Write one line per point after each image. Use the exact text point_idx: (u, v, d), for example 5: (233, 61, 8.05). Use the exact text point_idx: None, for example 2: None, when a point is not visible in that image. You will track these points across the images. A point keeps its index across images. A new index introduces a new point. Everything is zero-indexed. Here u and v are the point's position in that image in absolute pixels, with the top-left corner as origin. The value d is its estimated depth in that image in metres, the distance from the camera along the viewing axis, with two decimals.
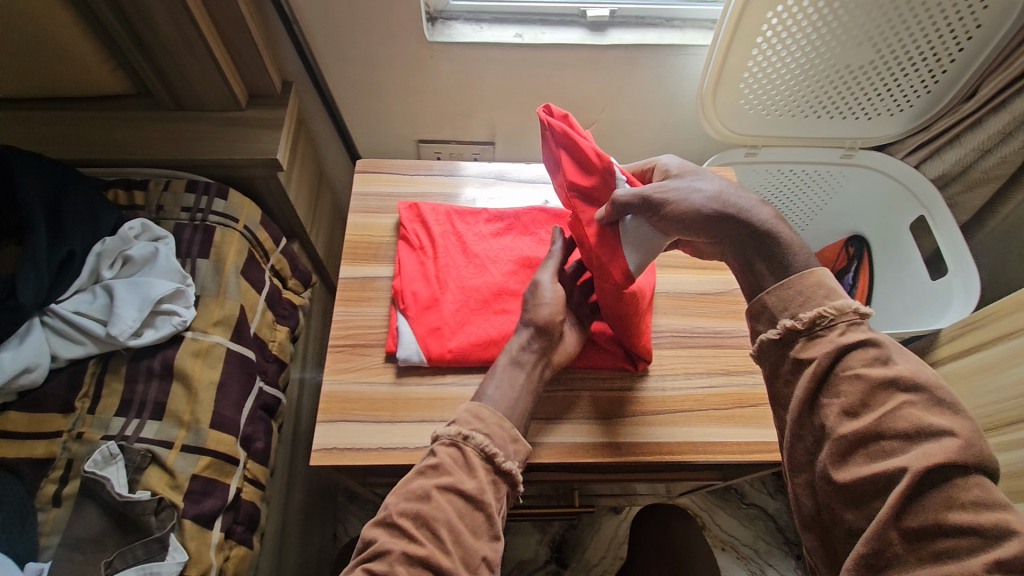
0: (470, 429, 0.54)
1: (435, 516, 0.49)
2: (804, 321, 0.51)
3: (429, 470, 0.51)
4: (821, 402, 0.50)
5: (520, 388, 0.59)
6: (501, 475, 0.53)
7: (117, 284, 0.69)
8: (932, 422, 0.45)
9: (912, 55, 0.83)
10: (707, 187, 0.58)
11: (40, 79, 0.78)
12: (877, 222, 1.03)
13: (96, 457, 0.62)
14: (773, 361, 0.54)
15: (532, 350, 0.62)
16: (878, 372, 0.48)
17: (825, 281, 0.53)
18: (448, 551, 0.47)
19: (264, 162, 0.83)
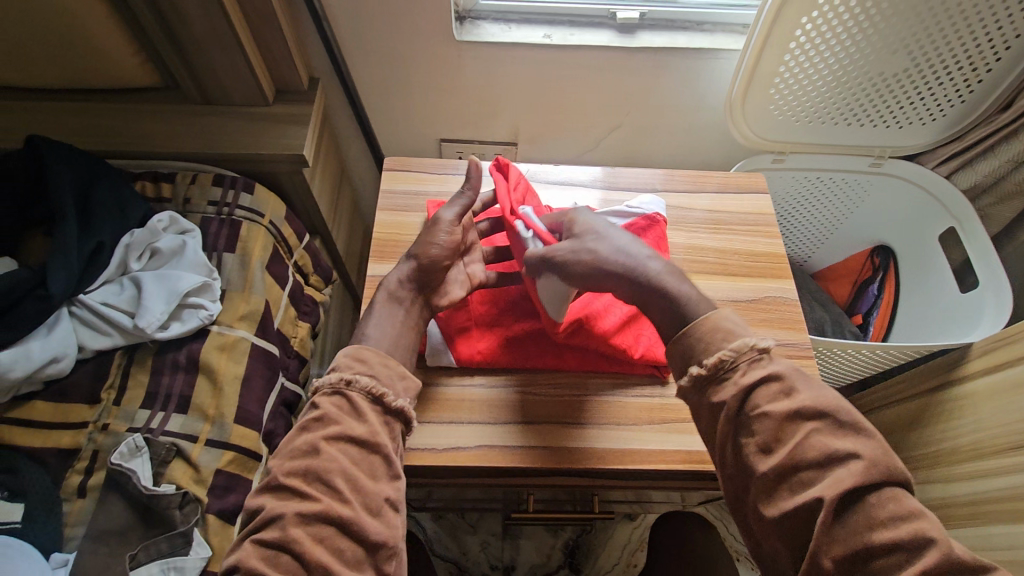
0: (352, 373, 0.53)
1: (328, 467, 0.48)
2: (708, 366, 0.51)
3: (313, 424, 0.50)
4: (734, 442, 0.49)
5: (399, 324, 0.60)
6: (394, 414, 0.53)
7: (145, 276, 0.69)
8: (837, 446, 0.45)
9: (947, 63, 0.82)
10: (601, 242, 0.60)
11: (71, 70, 0.79)
12: (904, 233, 1.02)
13: (122, 449, 0.62)
14: (694, 406, 0.52)
15: (409, 287, 0.63)
16: (783, 407, 0.47)
17: (722, 324, 0.53)
18: (347, 501, 0.47)
19: (290, 158, 0.82)
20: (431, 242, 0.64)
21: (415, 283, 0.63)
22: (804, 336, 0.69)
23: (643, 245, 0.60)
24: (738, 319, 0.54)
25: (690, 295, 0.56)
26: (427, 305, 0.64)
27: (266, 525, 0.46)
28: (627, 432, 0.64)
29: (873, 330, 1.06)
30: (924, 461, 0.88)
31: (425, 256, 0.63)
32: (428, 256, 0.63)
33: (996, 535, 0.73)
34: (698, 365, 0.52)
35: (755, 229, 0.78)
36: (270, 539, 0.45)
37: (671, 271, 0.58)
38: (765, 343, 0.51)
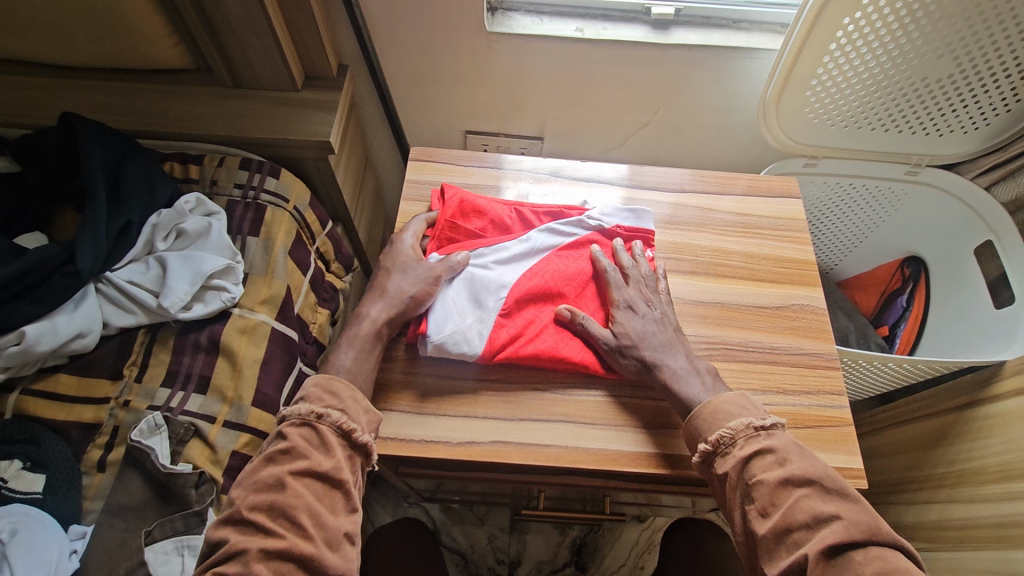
0: (323, 407, 0.53)
1: (292, 503, 0.48)
2: (711, 442, 0.55)
3: (280, 457, 0.50)
4: (740, 505, 0.52)
5: (373, 361, 0.61)
6: (358, 448, 0.53)
7: (170, 256, 0.70)
8: (822, 509, 0.48)
9: (994, 71, 0.79)
10: (647, 345, 0.63)
11: (107, 50, 0.80)
12: (936, 244, 0.99)
13: (141, 427, 0.63)
14: (708, 481, 0.56)
15: (392, 324, 0.63)
16: (775, 475, 0.50)
17: (724, 407, 0.57)
18: (311, 537, 0.47)
19: (316, 144, 0.83)
20: (410, 284, 0.64)
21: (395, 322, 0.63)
22: (832, 346, 0.68)
23: (674, 345, 0.63)
24: (745, 400, 0.57)
25: (700, 391, 0.59)
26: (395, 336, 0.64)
27: (229, 558, 0.46)
28: (646, 435, 0.62)
29: (899, 343, 1.04)
30: (946, 481, 0.86)
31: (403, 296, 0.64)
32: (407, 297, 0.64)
33: (1015, 561, 0.71)
34: (704, 441, 0.56)
35: (785, 235, 0.76)
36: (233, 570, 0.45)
37: (687, 367, 0.61)
38: (765, 421, 0.55)
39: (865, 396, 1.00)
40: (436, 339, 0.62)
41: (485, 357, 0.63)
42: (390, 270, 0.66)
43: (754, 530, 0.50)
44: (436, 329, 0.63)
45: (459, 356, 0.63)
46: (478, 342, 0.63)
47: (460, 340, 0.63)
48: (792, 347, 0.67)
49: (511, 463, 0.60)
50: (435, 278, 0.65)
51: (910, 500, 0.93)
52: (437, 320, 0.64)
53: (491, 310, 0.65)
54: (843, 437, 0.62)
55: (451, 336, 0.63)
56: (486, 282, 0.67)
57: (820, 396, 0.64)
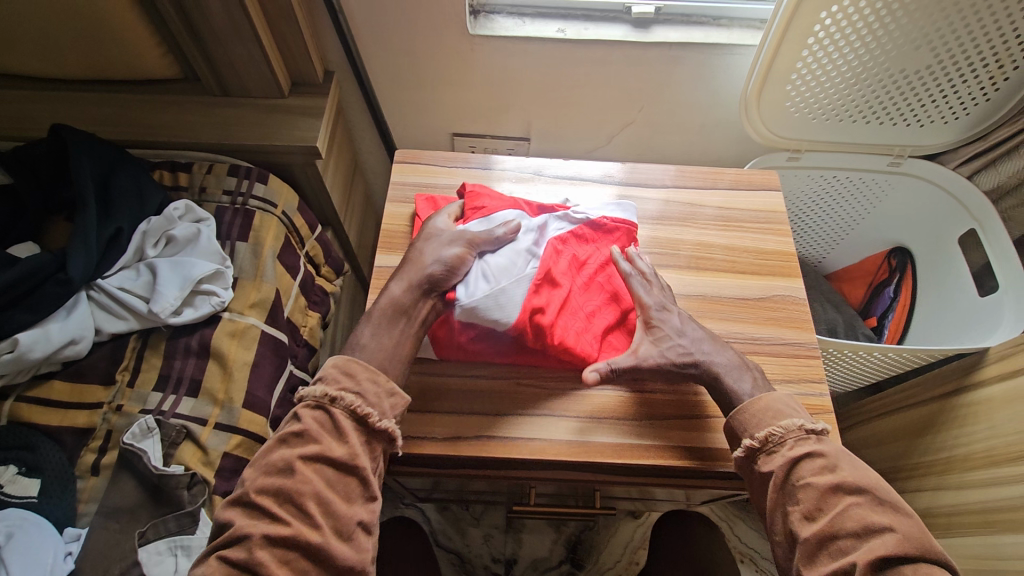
0: (338, 390, 0.54)
1: (301, 489, 0.49)
2: (759, 439, 0.55)
3: (292, 439, 0.51)
4: (782, 506, 0.52)
5: (398, 335, 0.60)
6: (375, 435, 0.54)
7: (160, 262, 0.71)
8: (874, 519, 0.49)
9: (973, 61, 0.80)
10: (685, 345, 0.62)
11: (94, 62, 0.81)
12: (922, 235, 1.00)
13: (134, 430, 0.64)
14: (749, 479, 0.56)
15: (413, 294, 0.62)
16: (826, 480, 0.51)
17: (774, 405, 0.57)
18: (318, 526, 0.48)
19: (304, 149, 0.84)
20: (439, 251, 0.64)
21: (422, 295, 0.62)
22: (812, 335, 0.69)
23: (714, 339, 0.64)
24: (792, 402, 0.58)
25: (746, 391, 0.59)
26: (432, 311, 0.63)
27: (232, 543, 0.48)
28: (628, 427, 0.63)
29: (888, 333, 1.04)
30: (934, 468, 0.87)
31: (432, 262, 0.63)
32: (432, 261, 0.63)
33: (1005, 545, 0.72)
34: (750, 437, 0.56)
35: (766, 227, 0.77)
36: (239, 553, 0.47)
37: (731, 364, 0.62)
38: (816, 425, 0.55)
39: (853, 387, 1.01)
40: (466, 303, 0.62)
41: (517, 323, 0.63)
42: (423, 242, 0.66)
43: (796, 532, 0.51)
44: (464, 292, 0.63)
45: (491, 323, 0.63)
46: (512, 309, 0.62)
47: (491, 304, 0.62)
48: (772, 337, 0.68)
49: (496, 457, 0.61)
50: (466, 246, 0.65)
51: (900, 489, 0.94)
52: (467, 283, 0.63)
53: (523, 275, 0.64)
54: (823, 424, 0.63)
55: (483, 300, 0.62)
56: (517, 250, 0.67)
57: (801, 386, 0.65)
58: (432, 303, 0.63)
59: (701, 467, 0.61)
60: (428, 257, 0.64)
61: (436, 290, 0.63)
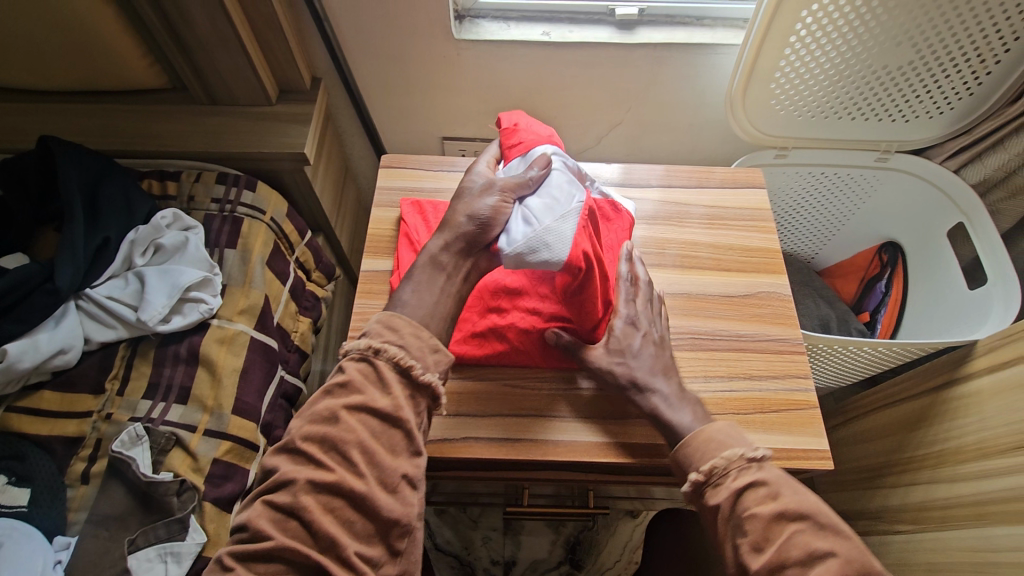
0: (382, 343, 0.50)
1: (345, 438, 0.46)
2: (703, 472, 0.52)
3: (336, 390, 0.48)
4: (732, 538, 0.49)
5: (439, 292, 0.55)
6: (421, 389, 0.50)
7: (148, 271, 0.71)
8: (817, 545, 0.46)
9: (955, 56, 0.80)
10: (633, 364, 0.61)
11: (82, 73, 0.81)
12: (912, 229, 1.00)
13: (123, 438, 0.65)
14: (699, 514, 0.53)
15: (453, 251, 0.58)
16: (769, 508, 0.48)
17: (715, 437, 0.55)
18: (362, 475, 0.45)
19: (292, 156, 0.84)
20: (477, 204, 0.59)
21: (464, 249, 0.58)
22: (797, 331, 0.69)
23: (666, 364, 0.62)
24: (734, 430, 0.56)
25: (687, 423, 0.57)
26: (475, 268, 0.59)
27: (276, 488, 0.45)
28: (614, 428, 0.63)
29: (880, 328, 1.05)
30: (927, 462, 0.86)
31: (471, 214, 0.58)
32: (471, 214, 0.59)
33: (996, 538, 0.72)
34: (696, 471, 0.53)
35: (751, 224, 0.77)
36: (282, 500, 0.44)
37: (675, 397, 0.59)
38: (759, 451, 0.52)
39: (844, 383, 1.01)
40: (512, 248, 0.57)
41: (571, 261, 0.57)
42: (458, 198, 0.62)
43: (746, 564, 0.48)
44: (510, 237, 0.57)
45: (544, 266, 0.57)
46: (563, 244, 0.57)
47: (539, 244, 0.57)
48: (758, 333, 0.69)
49: (484, 458, 0.62)
50: (505, 193, 0.60)
51: (893, 483, 0.93)
52: (510, 229, 0.58)
53: (567, 210, 0.59)
54: (809, 420, 0.63)
55: (530, 241, 0.57)
56: (557, 188, 0.61)
57: (786, 381, 0.65)
58: (475, 259, 0.58)
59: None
60: (466, 210, 0.59)
61: (478, 243, 0.58)
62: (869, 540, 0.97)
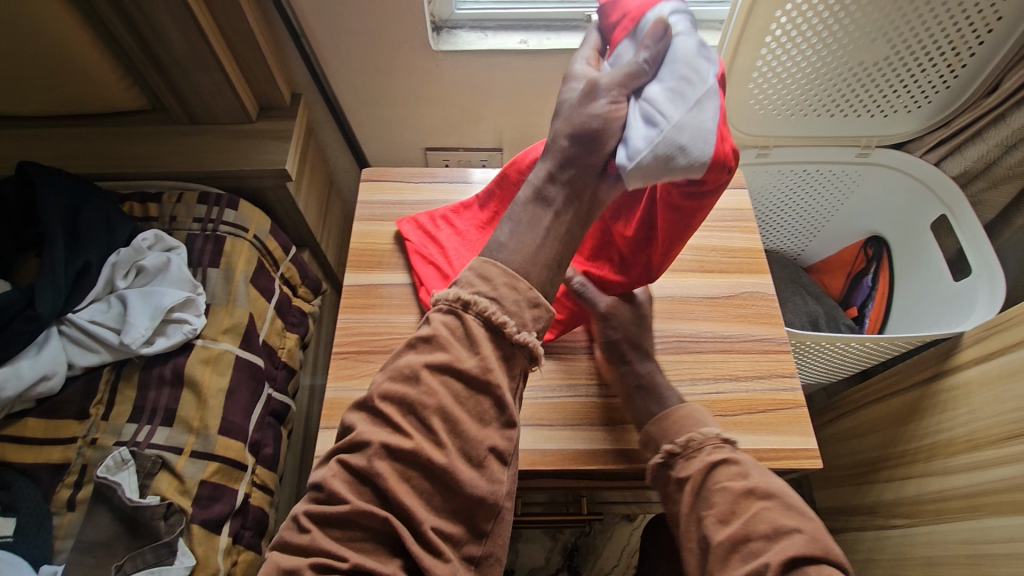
0: (472, 294, 0.46)
1: (427, 402, 0.43)
2: (679, 444, 0.55)
3: (420, 345, 0.45)
4: (699, 512, 0.51)
5: (544, 232, 0.50)
6: (516, 348, 0.46)
7: (131, 294, 0.71)
8: (784, 523, 0.47)
9: (930, 51, 0.81)
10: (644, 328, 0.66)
11: (60, 97, 0.82)
12: (898, 223, 1.00)
13: (108, 463, 0.64)
14: (664, 487, 0.56)
15: (560, 183, 0.51)
16: (739, 484, 0.50)
17: (694, 414, 0.58)
18: (442, 445, 0.42)
19: (274, 173, 0.85)
20: (584, 114, 0.51)
21: (575, 178, 0.51)
22: (781, 330, 0.69)
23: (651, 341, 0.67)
24: (705, 413, 0.59)
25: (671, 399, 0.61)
26: (593, 200, 0.52)
27: (350, 449, 0.43)
28: (603, 434, 0.63)
29: (869, 322, 1.05)
30: (920, 455, 0.86)
31: (579, 127, 0.51)
32: (578, 128, 0.51)
33: (990, 529, 0.72)
34: (671, 442, 0.56)
35: (732, 225, 0.78)
36: (355, 462, 0.42)
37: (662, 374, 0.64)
38: (730, 435, 0.55)
39: (834, 379, 1.01)
40: (633, 160, 0.47)
41: (716, 162, 0.45)
42: (561, 113, 0.54)
43: (709, 536, 0.49)
44: (629, 149, 0.48)
45: (684, 174, 0.46)
46: (703, 142, 0.45)
47: (672, 150, 0.45)
48: (742, 334, 0.69)
49: None
50: (615, 95, 0.51)
51: (887, 477, 0.93)
52: (629, 138, 0.48)
53: (699, 91, 0.45)
54: (795, 419, 0.63)
55: (658, 150, 0.46)
56: (685, 59, 0.47)
57: (771, 382, 0.65)
58: (591, 187, 0.51)
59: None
60: (572, 125, 0.51)
61: (594, 163, 0.51)
62: (866, 536, 0.97)
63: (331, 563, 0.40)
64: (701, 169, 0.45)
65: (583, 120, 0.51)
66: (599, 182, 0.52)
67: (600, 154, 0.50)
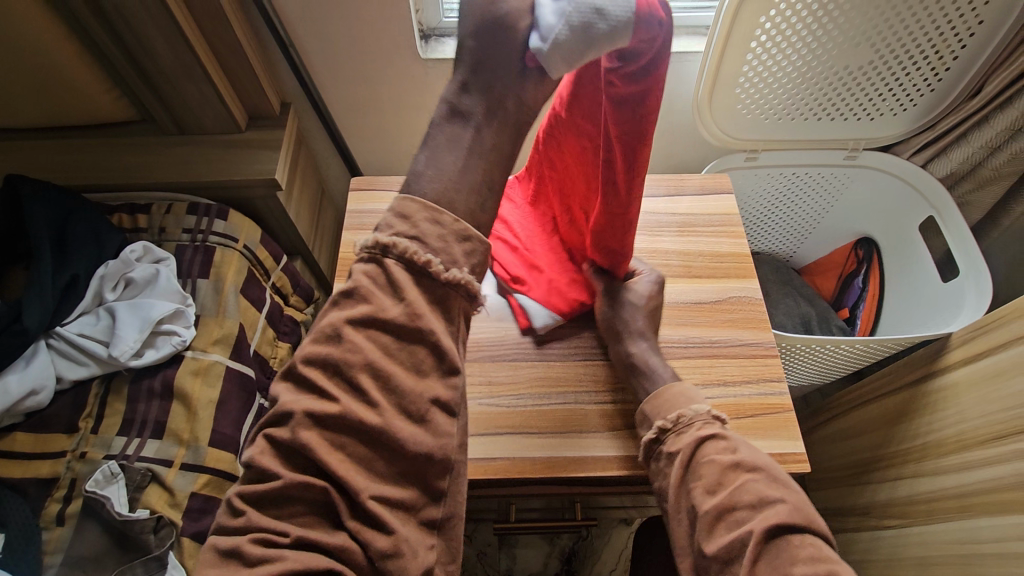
0: (392, 236, 0.40)
1: (352, 360, 0.37)
2: (670, 420, 0.56)
3: (342, 300, 0.39)
4: (689, 485, 0.51)
5: (467, 152, 0.42)
6: (449, 289, 0.40)
7: (120, 307, 0.71)
8: (769, 494, 0.47)
9: (913, 55, 0.81)
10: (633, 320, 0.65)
11: (48, 110, 0.81)
12: (888, 224, 1.01)
13: (97, 477, 0.64)
14: (654, 463, 0.56)
15: (476, 91, 0.42)
16: (727, 458, 0.50)
17: (684, 392, 0.59)
18: (375, 405, 0.37)
19: (263, 182, 0.85)
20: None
21: (490, 81, 0.41)
22: (769, 334, 0.69)
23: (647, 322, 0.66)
24: (694, 391, 0.59)
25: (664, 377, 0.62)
26: (516, 107, 0.42)
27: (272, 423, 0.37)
28: (593, 440, 0.62)
29: (860, 324, 1.05)
30: (912, 456, 0.86)
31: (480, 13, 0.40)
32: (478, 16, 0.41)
33: (981, 529, 0.72)
34: (662, 418, 0.57)
35: (720, 231, 0.78)
36: (279, 436, 0.36)
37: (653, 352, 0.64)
38: (719, 412, 0.56)
39: (825, 380, 1.01)
40: (552, 37, 0.39)
41: (639, 16, 0.40)
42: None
43: (698, 506, 0.49)
44: (543, 30, 0.40)
45: (609, 41, 0.40)
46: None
47: (590, 15, 0.39)
48: (730, 339, 0.69)
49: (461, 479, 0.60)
50: None
51: (881, 478, 0.93)
52: (540, 19, 0.40)
53: None
54: (783, 422, 0.63)
55: (573, 20, 0.39)
56: None
57: (759, 386, 0.65)
58: (512, 88, 0.42)
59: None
60: (472, 17, 0.41)
61: (509, 59, 0.41)
62: (860, 536, 0.97)
63: (273, 539, 0.36)
64: (624, 27, 0.40)
65: (483, 7, 0.40)
66: (521, 83, 0.42)
67: (513, 45, 0.40)
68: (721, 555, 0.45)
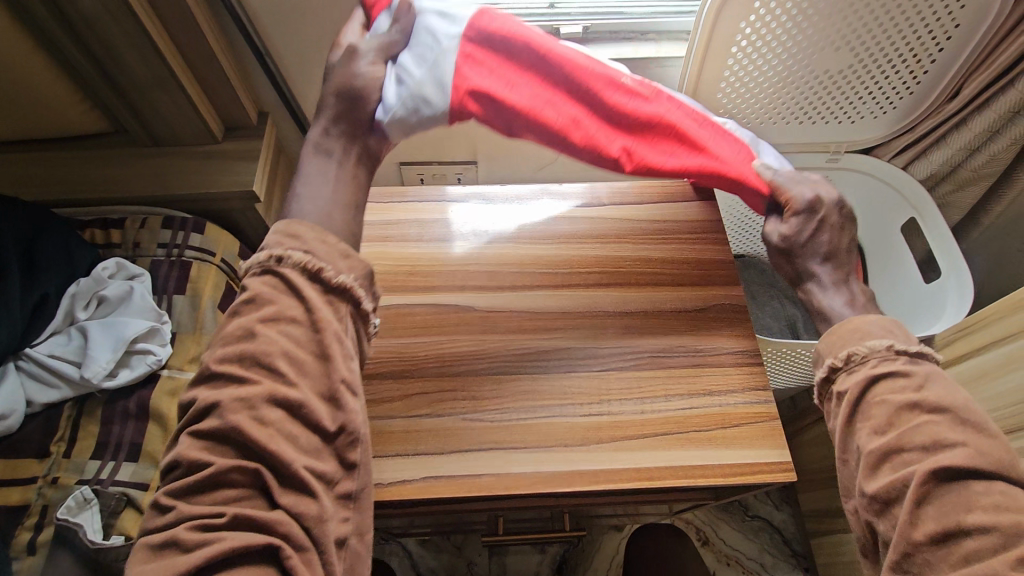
0: (285, 251, 0.48)
1: (267, 350, 0.44)
2: (840, 359, 0.53)
3: (245, 307, 0.46)
4: (855, 423, 0.50)
5: (333, 178, 0.56)
6: (337, 292, 0.48)
7: (92, 325, 0.70)
8: (948, 436, 0.46)
9: (891, 58, 0.82)
10: (800, 251, 0.62)
11: (15, 123, 0.79)
12: (865, 230, 0.99)
13: (70, 503, 0.62)
14: (828, 400, 0.55)
15: (337, 135, 0.58)
16: (904, 398, 0.48)
17: (868, 327, 0.54)
18: (294, 384, 0.43)
19: (242, 195, 0.83)
20: (350, 71, 0.59)
21: (348, 129, 0.58)
22: (752, 342, 0.70)
23: (824, 250, 0.61)
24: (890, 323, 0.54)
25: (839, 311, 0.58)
26: (365, 151, 0.59)
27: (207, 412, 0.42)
28: (575, 452, 0.61)
29: None
30: None
31: (340, 90, 0.59)
32: (350, 85, 0.59)
33: None
34: (833, 356, 0.54)
35: (702, 239, 0.78)
36: (209, 427, 0.41)
37: (835, 279, 0.60)
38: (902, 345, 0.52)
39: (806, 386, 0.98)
40: (389, 113, 0.58)
41: (451, 108, 0.60)
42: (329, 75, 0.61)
43: (864, 445, 0.49)
44: (385, 106, 0.59)
45: (431, 121, 0.60)
46: (439, 95, 0.59)
47: (418, 101, 0.58)
48: (715, 347, 0.69)
49: (445, 497, 0.59)
50: (374, 58, 0.60)
51: None
52: (384, 97, 0.59)
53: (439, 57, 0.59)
54: (770, 431, 0.63)
55: (406, 104, 0.58)
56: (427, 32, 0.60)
57: (744, 393, 0.65)
58: (361, 136, 0.59)
59: (735, 480, 0.60)
60: (336, 88, 0.59)
61: (361, 117, 0.59)
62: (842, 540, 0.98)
63: (208, 522, 0.40)
64: (440, 117, 0.60)
65: (346, 79, 0.59)
66: (368, 135, 0.59)
67: (362, 111, 0.59)
68: (881, 497, 0.46)
